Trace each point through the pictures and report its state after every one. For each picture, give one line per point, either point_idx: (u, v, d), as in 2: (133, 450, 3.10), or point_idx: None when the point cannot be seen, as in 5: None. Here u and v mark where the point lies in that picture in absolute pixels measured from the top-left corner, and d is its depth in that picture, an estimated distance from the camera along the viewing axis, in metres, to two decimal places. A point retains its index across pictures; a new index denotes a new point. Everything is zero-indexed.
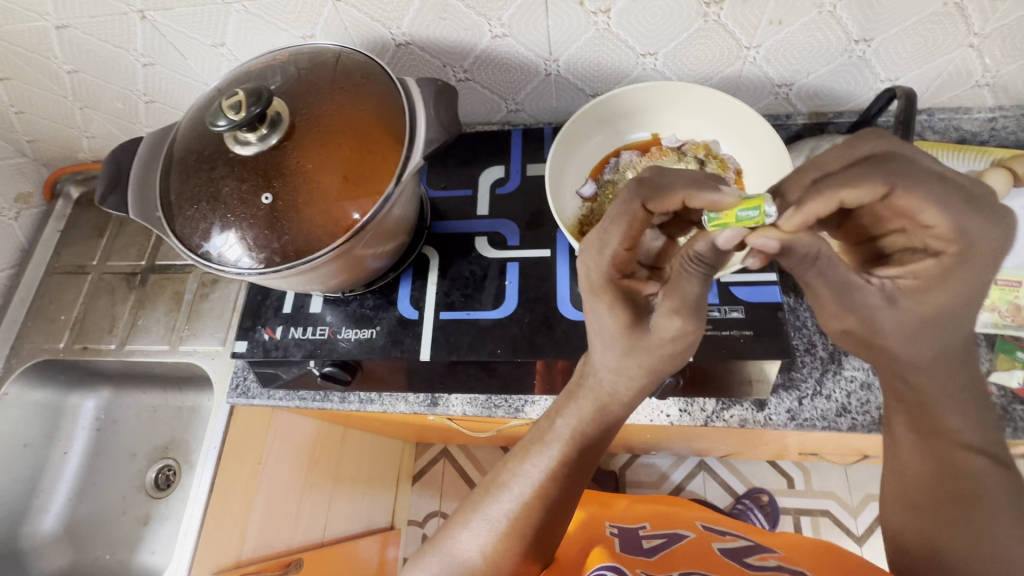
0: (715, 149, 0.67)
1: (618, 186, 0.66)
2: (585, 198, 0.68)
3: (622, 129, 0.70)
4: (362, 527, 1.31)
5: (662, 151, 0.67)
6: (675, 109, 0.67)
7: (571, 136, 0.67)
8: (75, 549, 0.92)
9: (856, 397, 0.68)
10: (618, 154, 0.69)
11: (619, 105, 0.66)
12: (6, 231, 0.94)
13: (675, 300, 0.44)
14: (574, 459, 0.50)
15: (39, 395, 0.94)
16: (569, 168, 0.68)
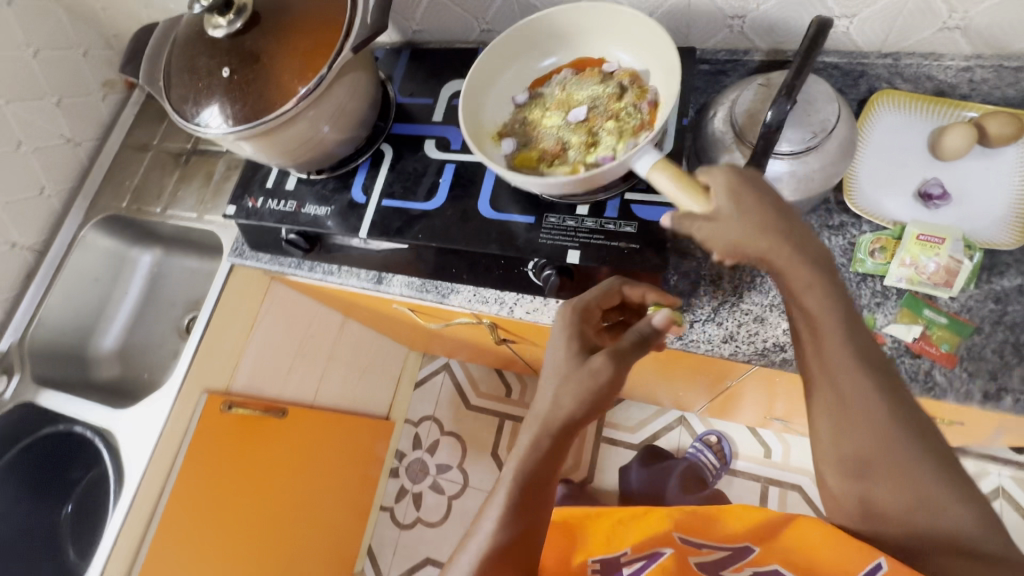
0: (644, 80, 0.70)
1: (545, 98, 0.73)
2: (515, 105, 0.74)
3: (574, 46, 0.76)
4: (356, 407, 1.51)
5: (592, 72, 0.72)
6: (621, 35, 0.73)
7: (510, 44, 0.74)
8: (123, 366, 1.17)
9: (746, 327, 0.71)
10: (560, 70, 0.75)
11: (563, 22, 0.74)
12: (95, 109, 1.17)
13: (613, 350, 0.56)
14: (524, 498, 0.54)
15: (109, 243, 1.18)
16: (513, 77, 0.76)
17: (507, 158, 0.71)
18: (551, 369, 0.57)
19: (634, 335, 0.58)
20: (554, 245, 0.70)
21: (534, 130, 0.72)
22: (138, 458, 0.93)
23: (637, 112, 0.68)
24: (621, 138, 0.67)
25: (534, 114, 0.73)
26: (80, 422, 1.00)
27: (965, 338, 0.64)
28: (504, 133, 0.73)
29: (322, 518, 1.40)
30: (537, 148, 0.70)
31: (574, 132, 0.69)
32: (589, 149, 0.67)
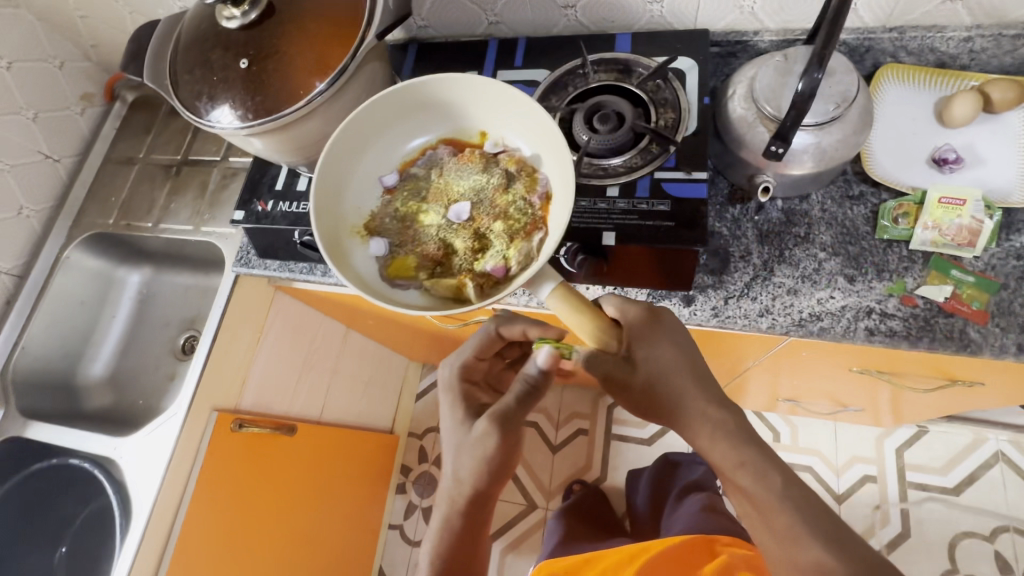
0: (535, 167, 0.66)
1: (419, 182, 0.70)
2: (385, 187, 0.70)
3: (447, 122, 0.72)
4: (361, 421, 1.46)
5: (473, 156, 0.69)
6: (500, 114, 0.69)
7: (373, 118, 0.68)
8: (116, 394, 1.10)
9: (781, 300, 0.71)
10: (435, 146, 0.72)
11: (428, 94, 0.68)
12: (74, 123, 1.11)
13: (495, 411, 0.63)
14: (449, 559, 0.65)
15: (94, 264, 1.12)
16: (380, 153, 0.71)
17: (380, 261, 0.66)
18: (451, 440, 0.66)
19: (524, 384, 0.63)
20: (587, 228, 0.69)
21: (410, 230, 0.68)
22: (146, 486, 0.87)
23: (528, 210, 0.65)
24: (512, 242, 0.63)
25: (406, 206, 0.69)
26: (77, 453, 0.93)
27: (992, 294, 0.66)
28: (374, 229, 0.68)
29: (332, 545, 1.34)
30: (413, 253, 0.65)
31: (457, 234, 0.65)
32: (477, 255, 0.64)
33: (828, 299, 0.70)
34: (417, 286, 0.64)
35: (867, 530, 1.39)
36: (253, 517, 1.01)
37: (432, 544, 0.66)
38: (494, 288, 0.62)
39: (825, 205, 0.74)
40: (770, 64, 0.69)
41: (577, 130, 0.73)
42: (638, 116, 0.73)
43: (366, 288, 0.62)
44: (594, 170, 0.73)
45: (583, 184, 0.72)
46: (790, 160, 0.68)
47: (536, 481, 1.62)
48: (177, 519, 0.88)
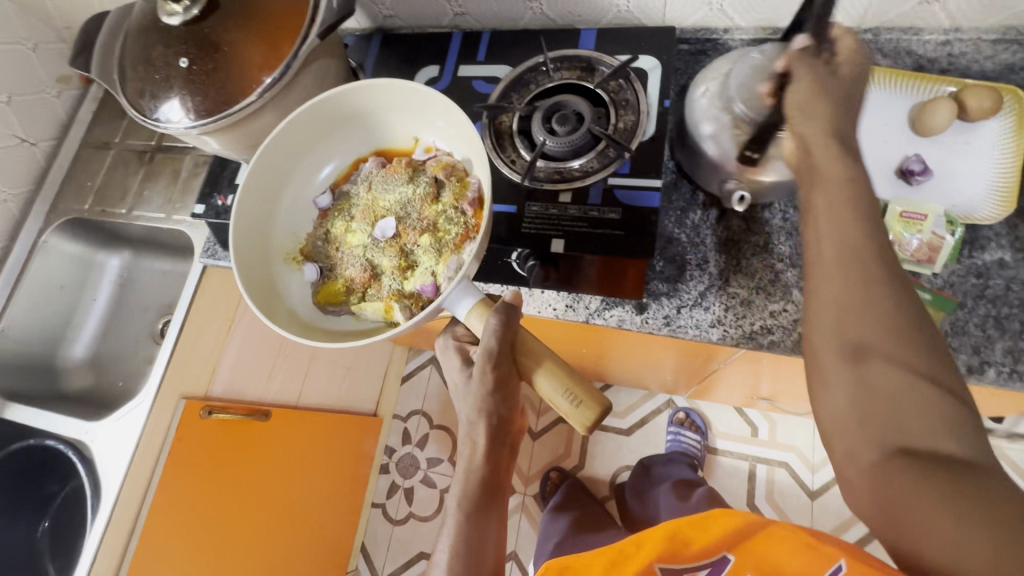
0: (467, 171, 0.69)
1: (350, 201, 0.73)
2: (319, 208, 0.73)
3: (376, 133, 0.74)
4: (343, 405, 1.48)
5: (399, 166, 0.72)
6: (427, 120, 0.71)
7: (295, 136, 0.69)
8: (97, 374, 1.13)
9: (733, 311, 0.70)
10: (366, 160, 0.74)
11: (349, 107, 0.70)
12: (50, 107, 1.12)
13: (483, 354, 0.61)
14: (477, 497, 0.67)
15: (73, 248, 1.13)
16: (310, 172, 0.73)
17: (314, 286, 0.70)
18: (457, 390, 0.68)
19: (490, 334, 0.60)
20: (539, 233, 0.68)
21: (339, 252, 0.71)
22: (115, 468, 0.92)
23: (459, 217, 0.68)
24: (440, 258, 0.66)
25: (338, 228, 0.71)
26: (53, 435, 0.97)
27: (948, 313, 0.64)
28: (309, 253, 0.71)
29: (313, 523, 1.39)
30: (340, 280, 0.69)
31: (384, 253, 0.68)
32: (405, 274, 0.67)
33: (781, 312, 0.69)
34: (349, 309, 0.68)
35: (837, 526, 1.41)
36: (225, 509, 1.01)
37: (457, 486, 0.68)
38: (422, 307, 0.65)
39: (787, 215, 0.72)
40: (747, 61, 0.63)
41: (534, 131, 0.72)
42: (596, 118, 0.71)
43: (304, 328, 0.66)
44: (550, 173, 0.71)
45: (537, 187, 0.70)
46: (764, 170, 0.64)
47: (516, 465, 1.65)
48: (146, 498, 0.91)
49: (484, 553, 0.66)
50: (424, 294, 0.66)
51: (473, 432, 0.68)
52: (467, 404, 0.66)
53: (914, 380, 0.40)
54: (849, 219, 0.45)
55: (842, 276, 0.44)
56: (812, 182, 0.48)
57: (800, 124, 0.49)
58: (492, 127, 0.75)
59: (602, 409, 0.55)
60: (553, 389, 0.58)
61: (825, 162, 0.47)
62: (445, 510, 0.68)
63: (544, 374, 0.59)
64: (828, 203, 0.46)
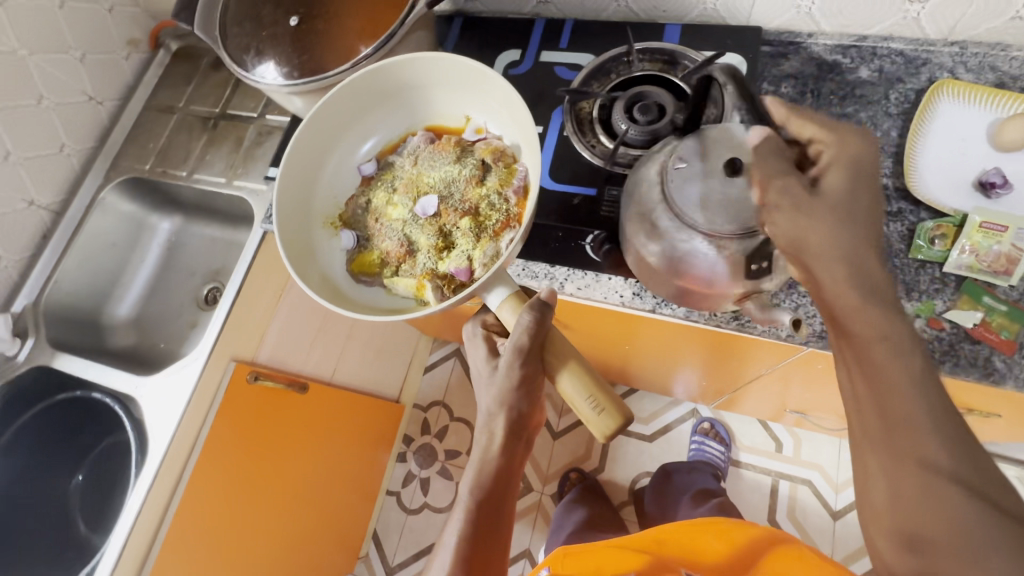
0: (512, 158, 0.67)
1: (394, 171, 0.71)
2: (362, 176, 0.72)
3: (428, 106, 0.72)
4: (371, 388, 1.48)
5: (446, 144, 0.69)
6: (480, 98, 0.68)
7: (348, 100, 0.67)
8: (140, 334, 1.14)
9: (805, 309, 0.70)
10: (416, 134, 0.72)
11: (405, 77, 0.67)
12: (119, 68, 1.14)
13: (509, 351, 0.60)
14: (489, 490, 0.68)
15: (129, 208, 1.15)
16: (357, 139, 0.72)
17: (348, 254, 0.68)
18: (479, 379, 0.68)
19: (519, 332, 0.58)
20: (617, 219, 0.71)
21: (378, 223, 0.69)
22: (163, 426, 0.91)
23: (502, 203, 0.65)
24: (478, 243, 0.64)
25: (380, 198, 0.70)
26: (99, 388, 0.97)
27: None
28: (348, 220, 0.70)
29: (330, 506, 1.37)
30: (375, 252, 0.67)
31: (422, 231, 0.66)
32: (442, 255, 0.65)
33: None
34: (380, 282, 0.67)
35: (858, 548, 1.40)
36: (256, 472, 1.04)
37: (467, 480, 0.68)
38: (454, 289, 0.63)
39: None
40: (675, 171, 0.55)
41: (616, 119, 0.73)
42: (680, 110, 0.72)
43: (333, 292, 0.65)
44: (632, 161, 0.72)
45: (618, 173, 0.73)
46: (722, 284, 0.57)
47: (534, 463, 1.65)
48: (190, 458, 0.91)
49: (490, 541, 0.68)
50: (457, 278, 0.64)
51: (492, 423, 0.66)
52: (490, 394, 0.65)
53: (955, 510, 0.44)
54: (885, 373, 0.48)
55: (881, 416, 0.47)
56: (848, 338, 0.50)
57: (815, 262, 0.51)
58: (572, 113, 0.76)
59: (624, 420, 0.54)
60: (576, 392, 0.57)
61: (856, 321, 0.50)
62: (457, 496, 0.69)
63: (568, 379, 0.58)
64: (863, 361, 0.49)
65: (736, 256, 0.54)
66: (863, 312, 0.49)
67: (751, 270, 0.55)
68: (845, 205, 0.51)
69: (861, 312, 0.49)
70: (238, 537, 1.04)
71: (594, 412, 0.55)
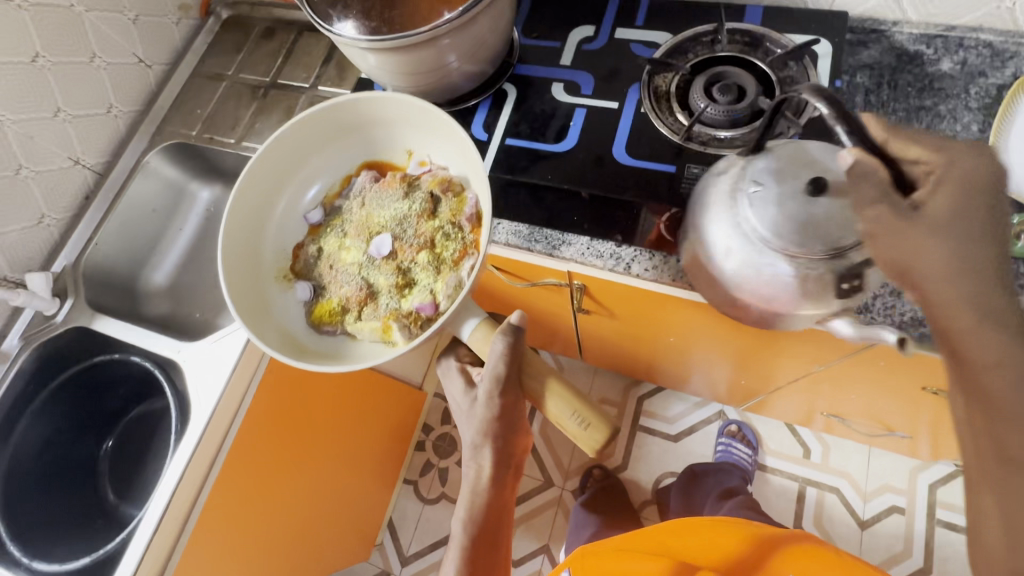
0: (467, 186, 0.71)
1: (342, 215, 0.74)
2: (311, 223, 0.75)
3: (368, 147, 0.76)
4: (399, 374, 1.46)
5: (394, 181, 0.73)
6: (423, 135, 0.73)
7: (285, 149, 0.71)
8: (175, 303, 1.12)
9: (881, 300, 0.68)
10: (359, 175, 0.76)
11: (341, 118, 0.72)
12: (169, 32, 1.12)
13: (489, 380, 0.63)
14: (487, 516, 0.77)
15: (170, 174, 1.12)
16: (302, 188, 0.75)
17: (308, 305, 0.71)
18: (460, 414, 0.73)
19: (493, 361, 0.62)
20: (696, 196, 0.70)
21: (334, 268, 0.71)
22: (204, 394, 0.88)
23: (456, 233, 0.69)
24: (439, 275, 0.68)
25: (332, 243, 0.73)
26: (139, 351, 0.94)
27: None
28: (300, 271, 0.73)
29: (352, 492, 1.35)
30: (334, 299, 0.69)
31: (381, 271, 0.69)
32: (403, 292, 0.68)
33: None
34: (344, 330, 0.69)
35: (887, 560, 1.38)
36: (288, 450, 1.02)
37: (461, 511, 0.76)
38: (421, 325, 0.66)
39: None
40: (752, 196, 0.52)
41: (695, 96, 0.72)
42: (761, 93, 0.70)
43: (295, 348, 0.67)
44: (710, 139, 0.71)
45: (696, 151, 0.71)
46: (811, 304, 0.53)
47: (556, 458, 1.63)
48: (232, 427, 0.89)
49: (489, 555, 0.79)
50: (423, 313, 0.66)
51: (479, 456, 0.73)
52: (472, 428, 0.71)
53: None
54: (1005, 404, 0.43)
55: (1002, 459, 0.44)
56: (959, 360, 0.46)
57: (928, 284, 0.45)
58: (650, 90, 0.75)
59: (612, 431, 0.57)
60: (561, 411, 0.60)
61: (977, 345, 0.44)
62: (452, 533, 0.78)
63: (552, 398, 0.61)
64: (979, 390, 0.44)
65: (824, 277, 0.51)
66: (982, 338, 0.44)
67: (840, 289, 0.52)
68: (954, 223, 0.44)
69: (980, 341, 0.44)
70: (264, 513, 1.02)
71: (580, 427, 0.58)
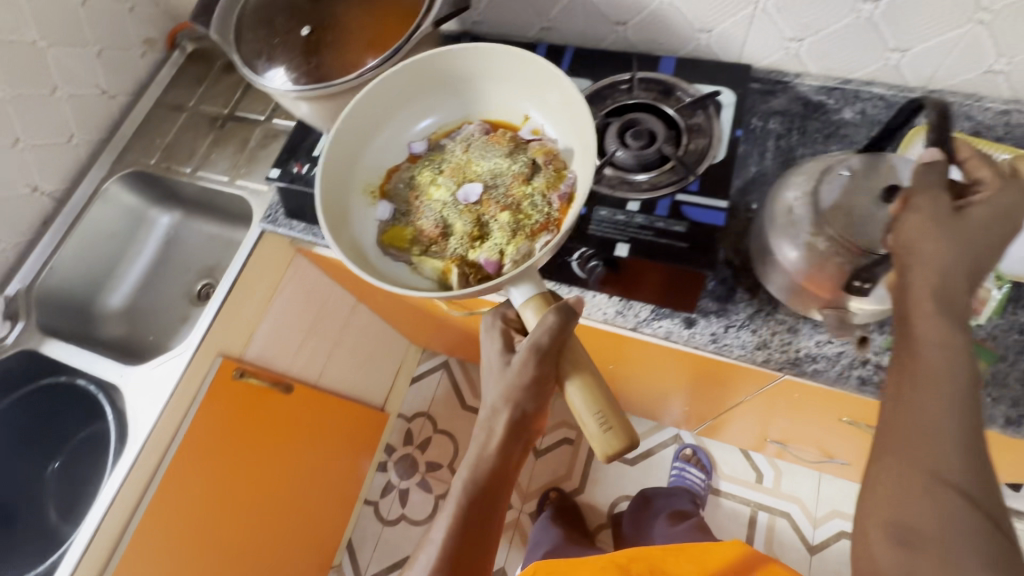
0: (565, 160, 0.66)
1: (444, 154, 0.70)
2: (412, 154, 0.71)
3: (490, 99, 0.71)
4: (356, 394, 1.48)
5: (501, 138, 0.69)
6: (544, 99, 0.68)
7: (412, 75, 0.68)
8: (130, 325, 1.15)
9: (779, 336, 0.72)
10: (472, 122, 0.72)
11: (476, 64, 0.69)
12: (134, 64, 1.17)
13: (529, 348, 0.59)
14: (484, 492, 0.68)
15: (130, 200, 1.16)
16: (417, 115, 0.72)
17: (381, 225, 0.67)
18: (490, 370, 0.66)
19: (536, 336, 0.58)
20: (604, 237, 0.71)
21: (419, 202, 0.68)
22: (145, 416, 0.91)
23: (544, 205, 0.64)
24: (513, 239, 0.63)
25: (424, 176, 0.69)
26: (84, 375, 0.97)
27: (989, 364, 0.66)
28: (387, 191, 0.69)
29: (307, 512, 1.36)
30: (411, 227, 0.66)
31: (461, 216, 0.65)
32: (474, 243, 0.64)
33: (827, 342, 0.71)
34: (406, 259, 0.65)
35: None
36: (232, 473, 1.03)
37: (461, 479, 0.67)
38: (478, 281, 0.62)
39: None
40: (835, 177, 0.60)
41: (606, 140, 0.76)
42: (668, 139, 0.76)
43: (359, 252, 0.64)
44: (619, 182, 0.75)
45: (606, 194, 0.74)
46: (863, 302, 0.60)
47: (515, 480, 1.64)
48: (171, 447, 0.92)
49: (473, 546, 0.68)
50: (484, 270, 0.63)
51: (493, 421, 0.66)
52: (497, 389, 0.64)
53: (962, 530, 0.40)
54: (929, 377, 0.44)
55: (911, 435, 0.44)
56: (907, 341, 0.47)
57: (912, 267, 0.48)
58: None
59: (627, 444, 0.54)
60: (584, 406, 0.57)
61: (925, 354, 0.46)
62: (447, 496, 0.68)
63: (578, 388, 0.58)
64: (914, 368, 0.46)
65: (846, 265, 0.57)
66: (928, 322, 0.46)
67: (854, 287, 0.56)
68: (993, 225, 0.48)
69: (927, 349, 0.45)
70: (211, 531, 1.03)
71: (598, 425, 0.55)
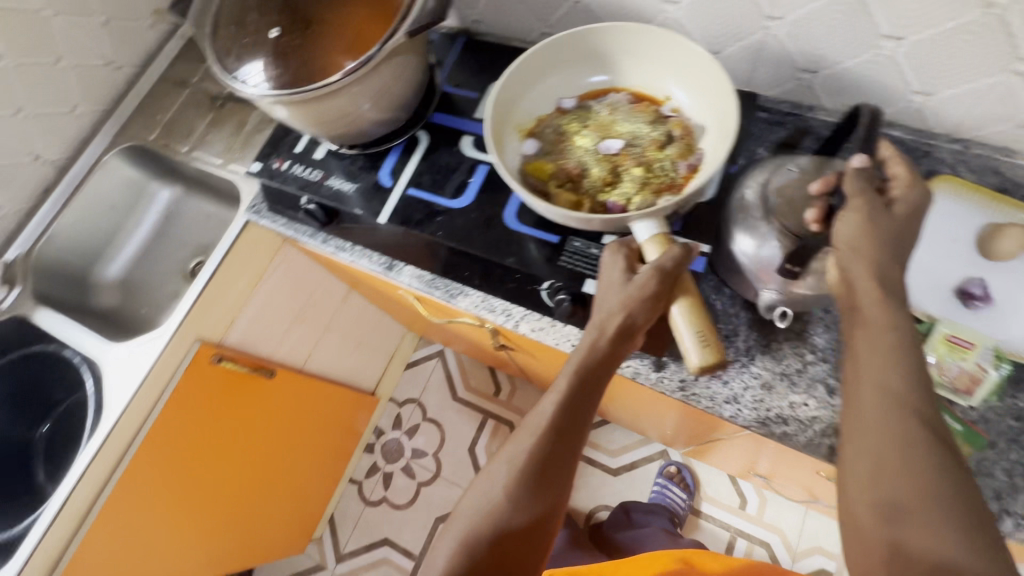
0: (696, 139, 0.67)
1: (589, 113, 0.72)
2: (561, 108, 0.73)
3: (638, 73, 0.73)
4: (347, 378, 1.50)
5: (645, 109, 0.70)
6: (689, 78, 0.69)
7: (583, 38, 0.72)
8: (124, 297, 1.17)
9: (752, 392, 0.67)
10: (620, 91, 0.73)
11: (636, 39, 0.70)
12: (141, 36, 1.16)
13: (653, 266, 0.57)
14: (594, 378, 0.57)
15: (129, 173, 1.17)
16: (576, 74, 0.75)
17: (523, 159, 0.71)
18: (606, 279, 0.60)
19: (670, 257, 0.57)
20: (573, 269, 0.70)
21: (562, 146, 0.70)
22: (123, 391, 0.93)
23: (673, 174, 0.66)
24: (641, 191, 0.65)
25: (569, 125, 0.71)
26: (70, 347, 1.01)
27: (976, 450, 0.61)
28: (534, 132, 0.72)
29: (294, 482, 1.40)
30: (552, 163, 0.69)
31: (598, 163, 0.67)
32: (605, 188, 0.66)
33: (801, 405, 0.66)
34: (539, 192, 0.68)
35: None
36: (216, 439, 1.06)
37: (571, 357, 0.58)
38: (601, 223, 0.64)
39: (827, 321, 0.69)
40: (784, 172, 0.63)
41: None
42: None
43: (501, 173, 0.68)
44: None
45: None
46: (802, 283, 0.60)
47: None
48: (147, 421, 0.94)
49: (573, 446, 0.58)
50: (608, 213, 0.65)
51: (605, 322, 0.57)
52: (619, 295, 0.57)
53: (941, 499, 0.43)
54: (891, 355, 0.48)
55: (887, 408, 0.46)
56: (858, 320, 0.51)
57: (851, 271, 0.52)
58: None
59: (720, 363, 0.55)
60: (688, 321, 0.57)
61: (882, 333, 0.49)
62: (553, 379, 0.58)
63: (686, 307, 0.57)
64: (873, 344, 0.49)
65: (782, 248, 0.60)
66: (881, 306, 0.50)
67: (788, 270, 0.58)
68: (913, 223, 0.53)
69: (879, 331, 0.49)
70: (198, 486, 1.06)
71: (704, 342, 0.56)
